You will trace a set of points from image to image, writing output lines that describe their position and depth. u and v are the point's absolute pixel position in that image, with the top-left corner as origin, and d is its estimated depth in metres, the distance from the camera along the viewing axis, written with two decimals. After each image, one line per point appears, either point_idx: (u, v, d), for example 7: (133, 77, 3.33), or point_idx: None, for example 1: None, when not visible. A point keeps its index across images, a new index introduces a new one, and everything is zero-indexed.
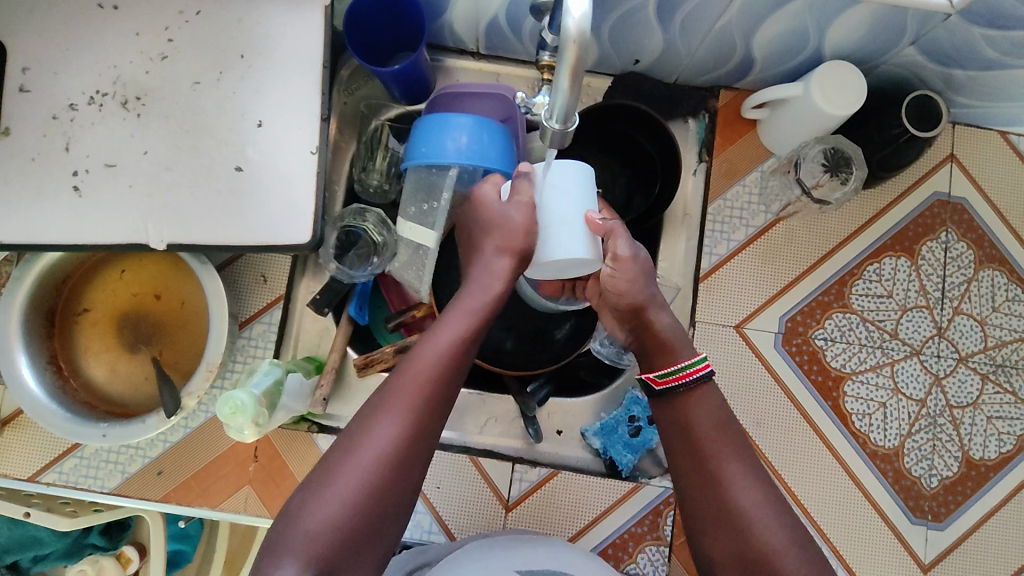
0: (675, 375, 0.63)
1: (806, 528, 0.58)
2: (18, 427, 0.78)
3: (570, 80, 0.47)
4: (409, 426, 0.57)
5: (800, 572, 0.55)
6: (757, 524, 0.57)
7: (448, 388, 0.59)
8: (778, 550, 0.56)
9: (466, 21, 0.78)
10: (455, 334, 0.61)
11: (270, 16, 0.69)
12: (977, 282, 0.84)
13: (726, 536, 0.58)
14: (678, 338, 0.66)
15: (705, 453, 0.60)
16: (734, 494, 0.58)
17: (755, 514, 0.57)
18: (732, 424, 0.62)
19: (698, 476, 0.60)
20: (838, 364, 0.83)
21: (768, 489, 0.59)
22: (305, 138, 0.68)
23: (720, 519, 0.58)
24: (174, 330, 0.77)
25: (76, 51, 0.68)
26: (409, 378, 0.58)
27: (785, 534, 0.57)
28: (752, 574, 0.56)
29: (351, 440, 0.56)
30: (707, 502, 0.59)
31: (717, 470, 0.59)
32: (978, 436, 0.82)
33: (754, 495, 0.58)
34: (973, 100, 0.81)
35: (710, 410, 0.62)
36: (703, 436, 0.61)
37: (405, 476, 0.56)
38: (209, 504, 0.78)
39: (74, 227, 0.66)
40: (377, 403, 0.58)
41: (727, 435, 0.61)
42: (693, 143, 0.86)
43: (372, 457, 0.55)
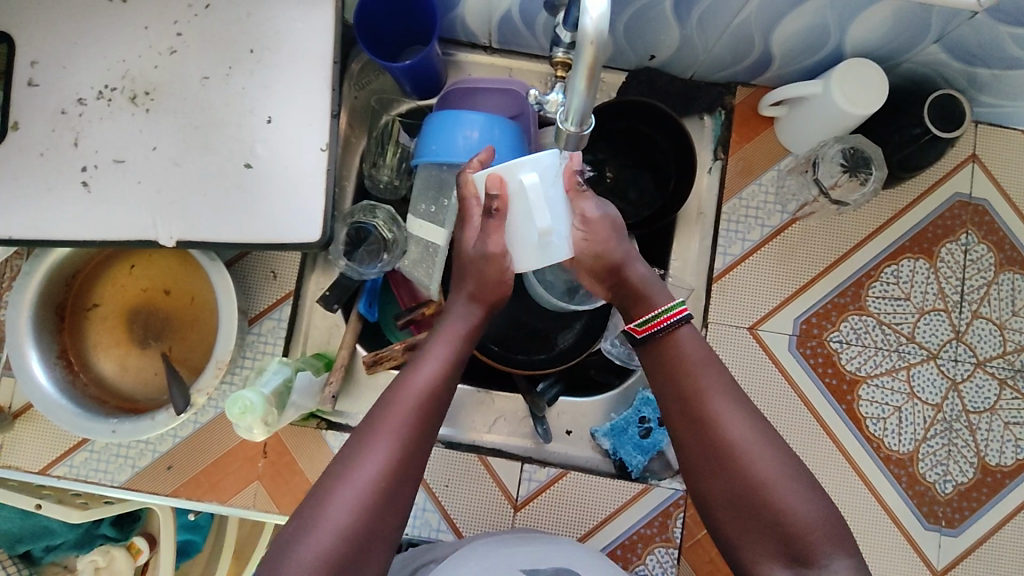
0: (650, 323, 0.63)
1: (797, 455, 0.59)
2: (29, 421, 0.79)
3: (586, 81, 0.46)
4: (398, 454, 0.57)
5: (795, 504, 0.56)
6: (748, 456, 0.57)
7: (434, 414, 0.60)
8: (770, 483, 0.56)
9: (478, 14, 0.77)
10: (437, 364, 0.62)
11: (279, 9, 0.68)
12: (997, 285, 0.83)
13: (718, 473, 0.58)
14: (656, 289, 0.66)
15: (690, 389, 0.60)
16: (724, 427, 0.58)
17: (745, 447, 0.58)
18: (714, 358, 0.62)
19: (686, 413, 0.60)
20: (852, 368, 0.81)
21: (758, 421, 0.59)
22: (315, 134, 0.67)
23: (711, 455, 0.58)
24: (184, 325, 0.77)
25: (84, 45, 0.67)
26: (394, 409, 0.58)
27: (777, 466, 0.57)
28: (746, 505, 0.57)
29: (340, 473, 0.56)
30: (697, 437, 0.59)
31: (706, 406, 0.60)
32: (995, 442, 0.81)
33: (744, 427, 0.58)
34: (998, 100, 0.79)
35: (690, 347, 0.62)
36: (688, 372, 0.61)
37: (398, 499, 0.56)
38: (219, 499, 0.78)
39: (84, 224, 0.65)
40: (363, 433, 0.58)
41: (710, 368, 0.61)
42: (709, 141, 0.85)
43: (364, 485, 0.55)
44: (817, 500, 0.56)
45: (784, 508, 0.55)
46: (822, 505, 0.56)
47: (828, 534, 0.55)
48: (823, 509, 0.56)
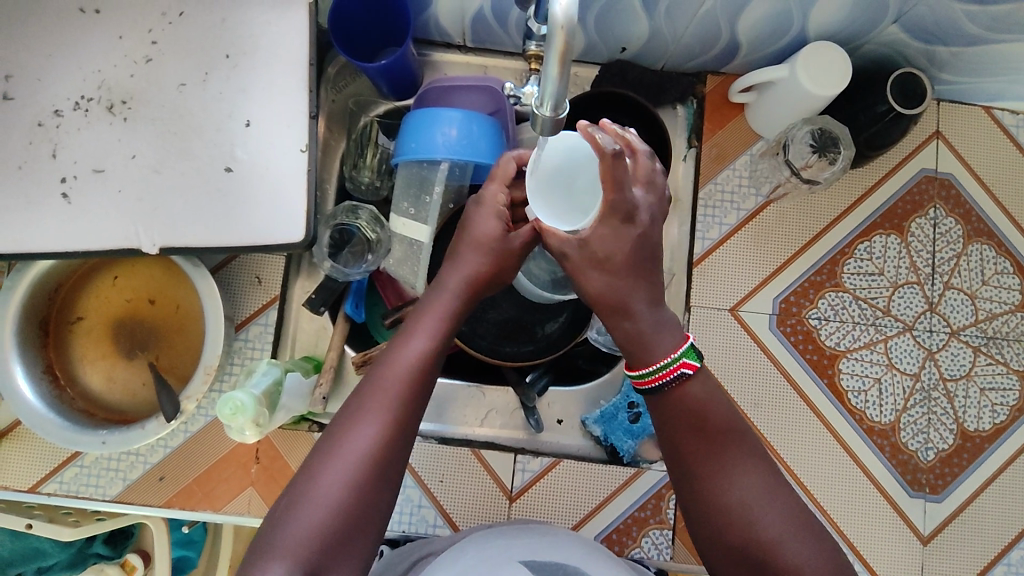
0: (651, 377, 0.58)
1: (808, 510, 0.55)
2: (16, 439, 0.78)
3: (558, 67, 0.47)
4: (393, 428, 0.55)
5: (802, 558, 0.52)
6: (750, 517, 0.53)
7: (424, 384, 0.58)
8: (775, 544, 0.52)
9: (451, 14, 0.78)
10: (428, 337, 0.60)
11: (253, 14, 0.69)
12: (966, 257, 0.85)
13: (720, 531, 0.54)
14: (655, 327, 0.59)
15: (684, 455, 0.57)
16: (722, 490, 0.55)
17: (748, 506, 0.54)
18: (715, 427, 0.57)
19: (687, 476, 0.57)
20: (832, 343, 0.83)
21: (765, 475, 0.55)
22: (294, 137, 0.68)
23: (712, 516, 0.55)
24: (170, 334, 0.77)
25: (59, 57, 0.67)
26: (382, 381, 0.57)
27: (782, 525, 0.53)
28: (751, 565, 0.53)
29: (330, 446, 0.54)
30: (695, 500, 0.56)
31: (705, 473, 0.56)
32: (972, 408, 0.84)
33: (746, 487, 0.54)
34: (957, 76, 0.82)
35: (688, 412, 0.57)
36: (685, 438, 0.57)
37: (391, 472, 0.55)
38: (212, 507, 0.78)
39: (64, 235, 0.65)
40: (355, 405, 0.56)
41: (708, 441, 0.56)
42: (683, 129, 0.87)
43: (356, 459, 0.53)
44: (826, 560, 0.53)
45: (791, 566, 0.52)
46: (832, 559, 0.53)
47: None
48: (832, 566, 0.53)
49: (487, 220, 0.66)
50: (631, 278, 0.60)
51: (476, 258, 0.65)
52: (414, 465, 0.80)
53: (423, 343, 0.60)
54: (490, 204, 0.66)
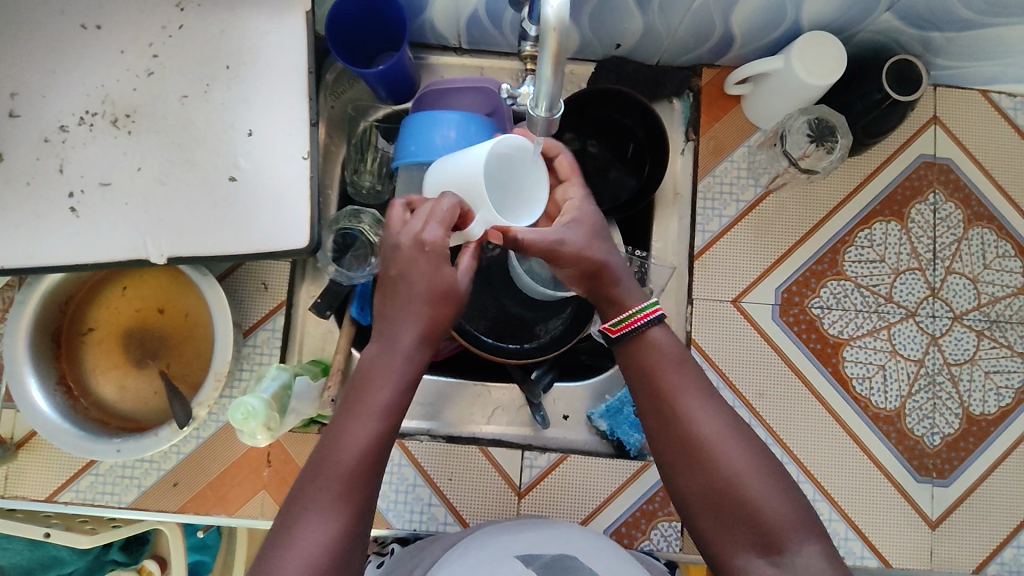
0: (631, 320, 0.61)
1: (767, 447, 0.58)
2: (33, 450, 0.79)
3: (552, 68, 0.47)
4: (347, 519, 0.53)
5: (762, 489, 0.55)
6: (717, 449, 0.56)
7: (377, 464, 0.55)
8: (741, 477, 0.55)
9: (446, 17, 0.79)
10: (378, 412, 0.56)
11: (251, 24, 0.70)
12: (967, 241, 0.85)
13: (690, 466, 0.57)
14: (633, 288, 0.63)
15: (660, 387, 0.59)
16: (693, 424, 0.57)
17: (716, 440, 0.57)
18: (687, 357, 0.61)
19: (658, 411, 0.59)
20: (835, 332, 0.84)
21: (729, 415, 0.59)
22: (296, 144, 0.69)
23: (681, 450, 0.58)
24: (179, 342, 0.78)
25: (63, 74, 0.68)
26: (332, 470, 0.54)
27: (747, 459, 0.56)
28: (718, 498, 0.56)
29: (284, 547, 0.52)
30: (668, 434, 0.58)
31: (676, 406, 0.58)
32: (977, 391, 0.84)
33: (713, 423, 0.57)
34: (953, 61, 0.82)
35: (664, 349, 0.61)
36: (658, 371, 0.60)
37: (350, 564, 0.53)
38: (227, 511, 0.79)
39: (72, 248, 0.66)
40: (305, 499, 0.54)
41: (684, 368, 0.60)
42: (679, 122, 0.88)
43: (313, 556, 0.51)
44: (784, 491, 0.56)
45: (755, 498, 0.55)
46: (793, 497, 0.56)
47: (794, 522, 0.54)
48: (790, 499, 0.56)
49: (440, 268, 0.59)
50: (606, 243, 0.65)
51: (425, 310, 0.58)
52: (423, 464, 0.81)
53: (375, 420, 0.56)
54: (439, 250, 0.59)
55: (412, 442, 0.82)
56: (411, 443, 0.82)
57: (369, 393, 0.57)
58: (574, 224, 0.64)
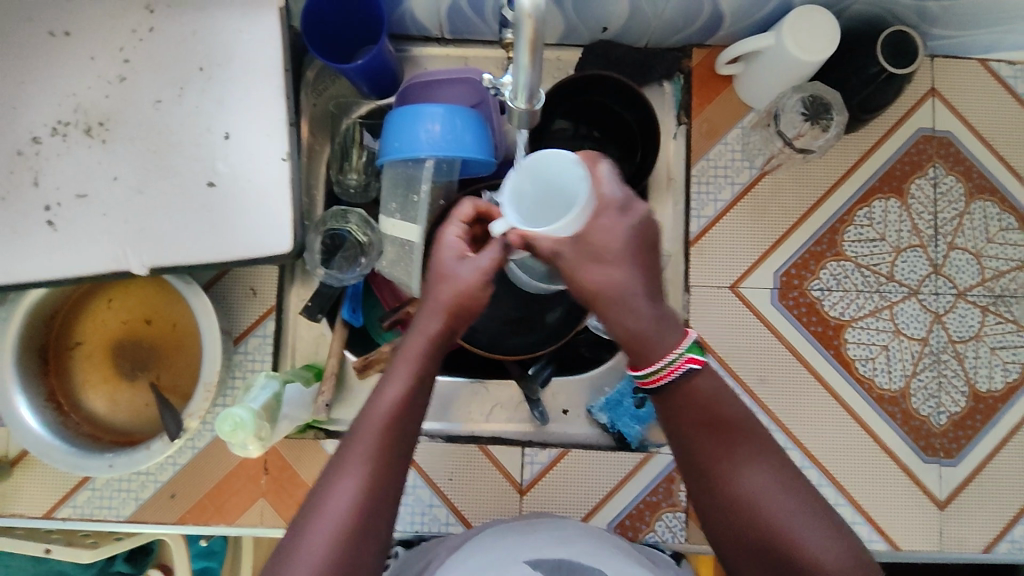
0: (655, 375, 0.53)
1: (819, 492, 0.53)
2: (27, 467, 0.78)
3: (529, 57, 0.46)
4: (368, 494, 0.51)
5: (822, 552, 0.50)
6: (766, 507, 0.51)
7: (411, 422, 0.54)
8: (793, 535, 0.50)
9: (426, 6, 0.77)
10: (409, 375, 0.54)
11: (224, 24, 0.68)
12: (969, 215, 0.83)
13: (736, 527, 0.52)
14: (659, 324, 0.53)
15: (702, 447, 0.53)
16: (738, 484, 0.52)
17: (766, 499, 0.51)
18: (733, 413, 0.53)
19: (701, 472, 0.53)
20: (837, 313, 0.82)
21: (782, 468, 0.53)
22: (275, 146, 0.67)
23: (726, 512, 0.52)
24: (169, 352, 0.77)
25: (32, 84, 0.66)
26: (365, 428, 0.53)
27: (800, 513, 0.51)
28: (773, 561, 0.50)
29: (315, 505, 0.51)
30: (710, 494, 0.53)
31: (720, 465, 0.52)
32: (983, 368, 0.82)
33: (762, 481, 0.52)
34: (949, 31, 0.79)
35: (703, 403, 0.53)
36: (700, 427, 0.53)
37: (377, 530, 0.51)
38: (226, 521, 0.78)
39: (52, 263, 0.65)
40: (329, 474, 0.52)
41: (726, 428, 0.53)
42: (670, 106, 0.86)
43: (340, 519, 0.50)
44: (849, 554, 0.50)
45: (812, 560, 0.49)
46: (851, 547, 0.51)
47: (851, 574, 0.49)
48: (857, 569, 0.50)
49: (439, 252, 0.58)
50: (628, 266, 0.54)
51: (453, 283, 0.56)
52: (422, 465, 0.80)
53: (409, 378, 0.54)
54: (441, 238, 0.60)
55: None
56: None
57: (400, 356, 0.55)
58: (579, 240, 0.54)
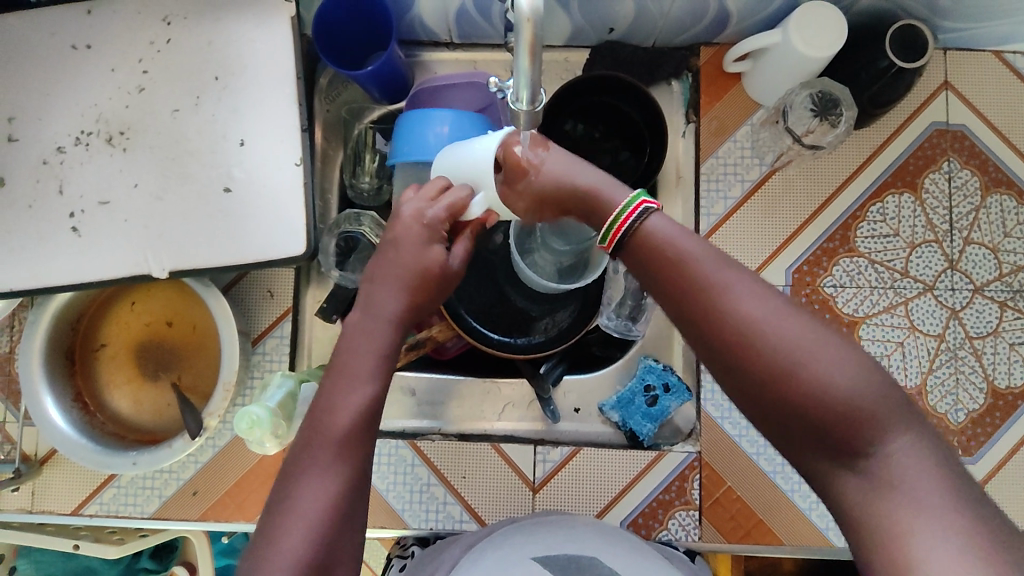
0: (615, 227, 0.52)
1: (827, 324, 0.45)
2: (54, 466, 0.81)
3: (530, 60, 0.47)
4: (346, 477, 0.51)
5: (830, 378, 0.43)
6: (765, 340, 0.45)
7: (370, 428, 0.54)
8: (797, 357, 0.44)
9: (435, 11, 0.78)
10: (368, 377, 0.55)
11: (238, 33, 0.70)
12: (985, 209, 0.82)
13: (738, 379, 0.46)
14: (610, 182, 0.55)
15: (682, 276, 0.48)
16: (728, 318, 0.46)
17: (763, 330, 0.45)
18: (708, 252, 0.49)
19: (690, 316, 0.48)
20: (850, 310, 0.82)
21: (776, 301, 0.46)
22: (288, 151, 0.69)
23: (728, 362, 0.46)
24: (190, 353, 0.79)
25: (57, 96, 0.69)
26: (324, 433, 0.52)
27: (803, 337, 0.44)
28: (779, 414, 0.45)
29: (282, 512, 0.50)
30: (711, 351, 0.47)
31: (708, 302, 0.47)
32: (1002, 364, 0.81)
33: (753, 306, 0.46)
34: (961, 23, 0.78)
35: (674, 239, 0.50)
36: (676, 272, 0.49)
37: (349, 532, 0.51)
38: (246, 517, 0.80)
39: (77, 267, 0.67)
40: (297, 461, 0.52)
41: (702, 263, 0.48)
42: (678, 104, 0.86)
43: (314, 521, 0.49)
44: (854, 353, 0.44)
45: (820, 387, 0.43)
46: (863, 367, 0.43)
47: (869, 395, 0.42)
48: (863, 362, 0.44)
49: (432, 246, 0.59)
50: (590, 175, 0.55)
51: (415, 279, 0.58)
52: (436, 463, 0.81)
53: (366, 381, 0.54)
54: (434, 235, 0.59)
55: (424, 441, 0.82)
56: (423, 443, 0.82)
57: (354, 356, 0.55)
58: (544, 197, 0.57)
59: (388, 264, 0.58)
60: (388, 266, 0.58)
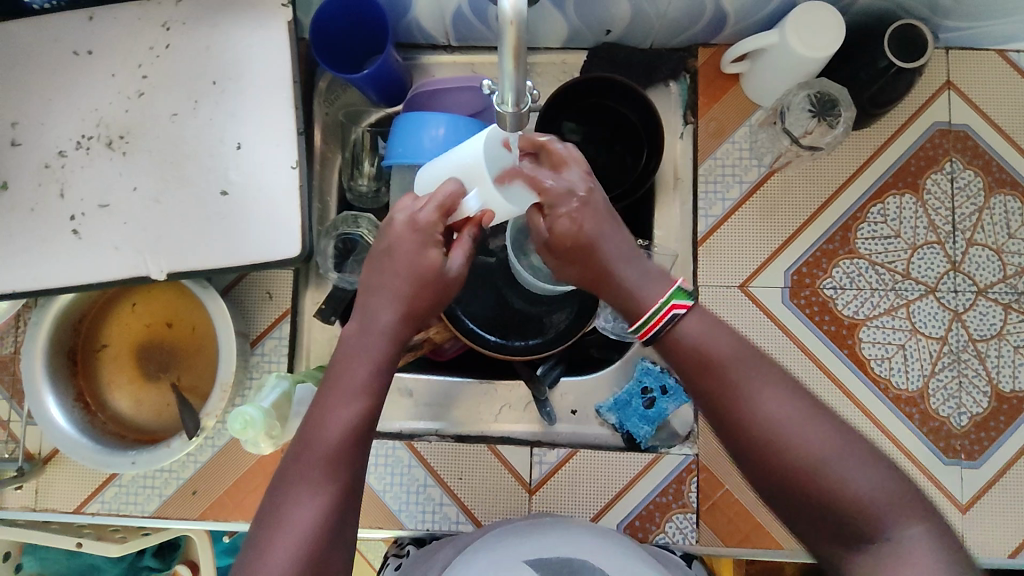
0: (648, 324, 0.52)
1: (845, 422, 0.49)
2: (58, 465, 0.82)
3: (513, 61, 0.46)
4: (335, 494, 0.52)
5: (848, 482, 0.47)
6: (789, 443, 0.48)
7: (359, 444, 0.54)
8: (818, 462, 0.47)
9: (431, 14, 0.79)
10: (360, 392, 0.54)
11: (235, 38, 0.71)
12: (989, 210, 0.81)
13: (761, 472, 0.50)
14: (640, 283, 0.54)
15: (714, 380, 0.50)
16: (756, 421, 0.49)
17: (784, 434, 0.48)
18: (738, 348, 0.51)
19: (717, 413, 0.51)
20: (850, 312, 0.81)
21: (797, 402, 0.49)
22: (284, 155, 0.69)
23: (753, 460, 0.50)
24: (190, 355, 0.80)
25: (59, 101, 0.71)
26: (313, 452, 0.52)
27: (824, 441, 0.48)
28: (796, 504, 0.49)
29: (270, 524, 0.51)
30: (737, 447, 0.50)
31: (736, 403, 0.50)
32: (1006, 368, 0.80)
33: (779, 410, 0.49)
34: (963, 22, 0.77)
35: (704, 337, 0.51)
36: (702, 372, 0.51)
37: (337, 546, 0.52)
38: (245, 517, 0.81)
39: (77, 269, 0.68)
40: (283, 483, 0.53)
41: (732, 362, 0.50)
42: (676, 106, 0.85)
43: (300, 537, 0.50)
44: (867, 458, 0.48)
45: (838, 489, 0.47)
46: (879, 471, 0.48)
47: (885, 496, 0.47)
48: (877, 465, 0.48)
49: (427, 250, 0.57)
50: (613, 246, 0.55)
51: (408, 285, 0.56)
52: (433, 464, 0.81)
53: (359, 398, 0.54)
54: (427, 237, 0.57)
55: (421, 442, 0.82)
56: (420, 444, 0.82)
57: (349, 370, 0.55)
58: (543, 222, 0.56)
59: (386, 266, 0.57)
60: (388, 267, 0.57)
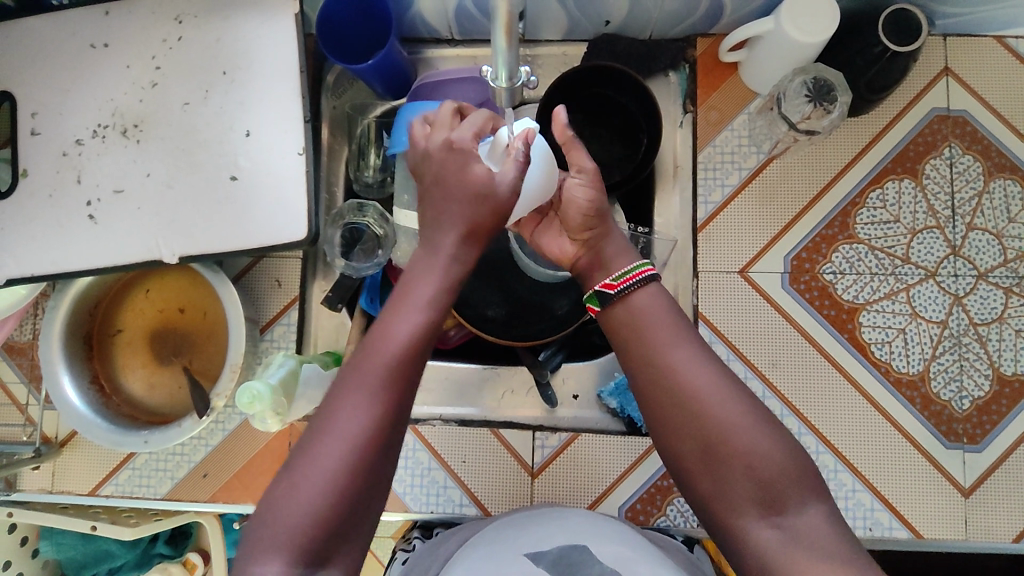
0: (624, 277, 0.63)
1: (761, 403, 0.57)
2: (74, 448, 0.84)
3: (506, 40, 0.50)
4: (386, 404, 0.55)
5: (765, 448, 0.54)
6: (711, 405, 0.56)
7: (415, 360, 0.57)
8: (737, 426, 0.55)
9: (434, 7, 0.81)
10: (421, 310, 0.59)
11: (244, 30, 0.73)
12: (989, 194, 0.82)
13: (687, 427, 0.56)
14: (619, 251, 0.66)
15: (658, 344, 0.59)
16: (686, 381, 0.57)
17: (711, 397, 0.56)
18: (680, 319, 0.61)
19: (654, 371, 0.58)
20: (850, 297, 0.81)
21: (722, 372, 0.58)
22: (292, 141, 0.72)
23: (680, 417, 0.56)
24: (201, 339, 0.82)
25: (76, 92, 0.73)
26: (369, 364, 0.56)
27: (743, 412, 0.56)
28: (714, 465, 0.55)
29: (320, 427, 0.55)
30: (665, 403, 0.57)
31: (672, 363, 0.58)
32: (1008, 351, 0.80)
33: (708, 376, 0.57)
34: (959, 8, 0.78)
35: (653, 306, 0.61)
36: (647, 334, 0.60)
37: (387, 454, 0.55)
38: (254, 499, 0.82)
39: (93, 253, 0.71)
40: (337, 396, 0.56)
41: (675, 327, 0.60)
42: (676, 95, 0.87)
43: (352, 438, 0.54)
44: (779, 434, 0.55)
45: (752, 454, 0.54)
46: (791, 446, 0.55)
47: (796, 468, 0.54)
48: (790, 448, 0.55)
49: (472, 164, 0.59)
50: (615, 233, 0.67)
51: (466, 203, 0.59)
52: (437, 448, 0.83)
53: (421, 315, 0.58)
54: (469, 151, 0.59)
55: (425, 427, 0.84)
56: (424, 428, 0.83)
57: (412, 289, 0.59)
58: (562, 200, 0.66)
59: (440, 187, 0.60)
60: (444, 185, 0.59)
